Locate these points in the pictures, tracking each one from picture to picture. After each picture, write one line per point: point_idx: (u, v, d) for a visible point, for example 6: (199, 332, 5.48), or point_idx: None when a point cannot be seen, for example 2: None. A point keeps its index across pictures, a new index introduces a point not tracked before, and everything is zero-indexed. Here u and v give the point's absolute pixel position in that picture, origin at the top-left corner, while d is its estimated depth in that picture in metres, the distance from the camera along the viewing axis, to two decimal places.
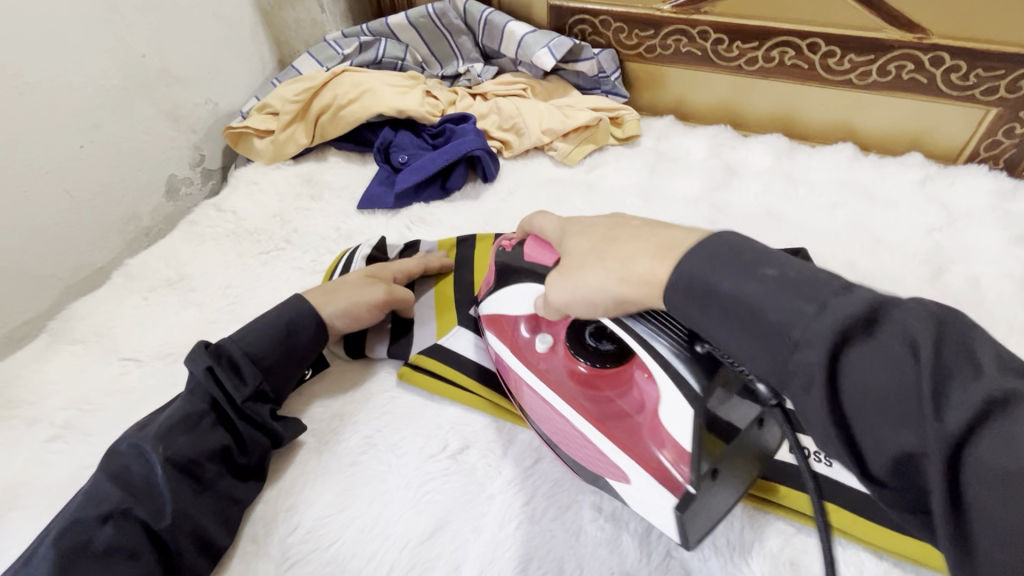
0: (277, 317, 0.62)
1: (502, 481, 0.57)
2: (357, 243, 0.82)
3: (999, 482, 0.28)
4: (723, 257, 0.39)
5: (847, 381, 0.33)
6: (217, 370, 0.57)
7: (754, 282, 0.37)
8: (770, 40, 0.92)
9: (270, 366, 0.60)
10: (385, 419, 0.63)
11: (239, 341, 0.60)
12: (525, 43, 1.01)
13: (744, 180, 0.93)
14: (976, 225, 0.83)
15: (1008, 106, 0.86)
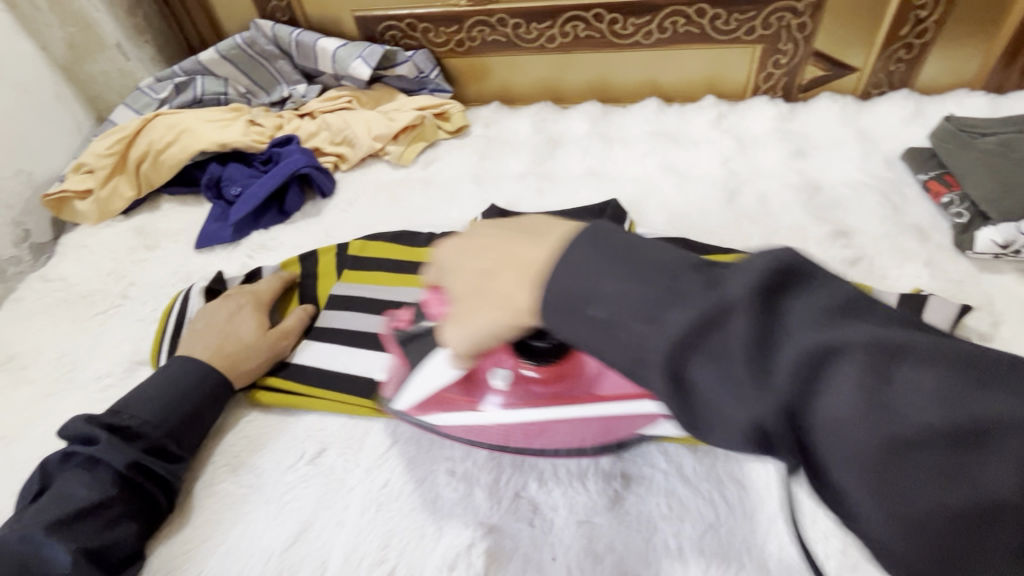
0: (185, 385, 0.62)
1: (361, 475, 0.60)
2: (192, 282, 0.81)
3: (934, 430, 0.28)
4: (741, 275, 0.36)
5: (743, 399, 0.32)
6: (142, 461, 0.56)
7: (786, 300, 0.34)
8: (561, 17, 1.00)
9: (181, 436, 0.60)
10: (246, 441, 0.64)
11: (141, 414, 0.58)
12: (339, 57, 1.03)
13: (567, 147, 1.00)
14: (762, 148, 0.94)
15: (768, 41, 0.99)
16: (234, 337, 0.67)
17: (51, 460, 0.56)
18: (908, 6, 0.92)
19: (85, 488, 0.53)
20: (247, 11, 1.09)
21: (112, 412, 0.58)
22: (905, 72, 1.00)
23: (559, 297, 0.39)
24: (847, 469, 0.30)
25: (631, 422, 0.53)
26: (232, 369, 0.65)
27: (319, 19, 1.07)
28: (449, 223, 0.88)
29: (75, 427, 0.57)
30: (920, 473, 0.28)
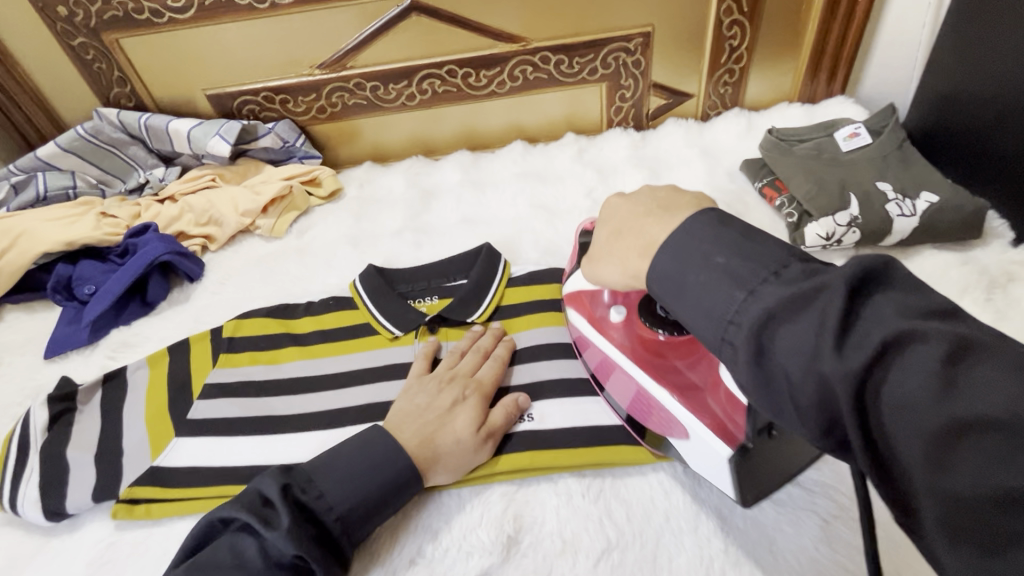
0: (397, 461, 0.56)
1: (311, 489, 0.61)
2: (30, 405, 0.74)
3: (866, 348, 0.32)
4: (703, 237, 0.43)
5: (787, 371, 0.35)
6: (310, 561, 0.49)
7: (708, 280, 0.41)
8: (416, 75, 1.03)
9: (353, 527, 0.53)
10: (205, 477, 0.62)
11: (328, 495, 0.53)
12: (194, 137, 1.00)
13: (441, 198, 1.02)
14: (620, 175, 1.01)
15: (610, 78, 1.07)
16: (449, 432, 0.59)
17: (223, 514, 0.51)
18: (722, 37, 1.04)
19: (259, 562, 0.49)
20: (88, 100, 1.04)
21: (306, 481, 0.53)
22: (733, 93, 1.12)
23: (664, 269, 0.44)
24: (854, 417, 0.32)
25: (590, 344, 0.63)
26: (430, 469, 0.57)
27: (168, 100, 1.04)
28: (328, 289, 0.87)
29: (268, 487, 0.51)
30: (913, 375, 0.31)
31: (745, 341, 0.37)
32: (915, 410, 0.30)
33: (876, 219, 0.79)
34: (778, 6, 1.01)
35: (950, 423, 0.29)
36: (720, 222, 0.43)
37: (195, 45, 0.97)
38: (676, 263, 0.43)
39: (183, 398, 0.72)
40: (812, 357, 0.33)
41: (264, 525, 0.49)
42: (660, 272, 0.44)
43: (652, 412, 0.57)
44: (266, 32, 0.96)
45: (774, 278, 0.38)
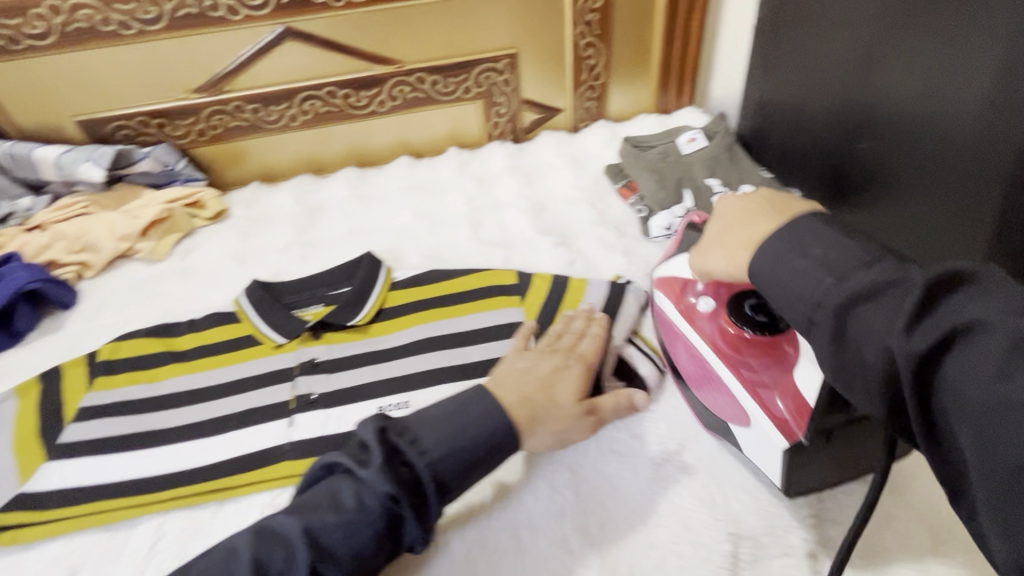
0: (476, 423, 0.54)
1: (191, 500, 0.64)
2: None
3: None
4: (800, 238, 0.46)
5: (951, 376, 0.35)
6: (402, 499, 0.49)
7: (809, 264, 0.44)
8: (296, 97, 1.07)
9: (456, 474, 0.52)
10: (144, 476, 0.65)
11: (422, 440, 0.52)
12: (62, 163, 0.99)
13: (329, 213, 1.06)
14: (499, 184, 1.10)
15: (485, 96, 1.16)
16: (552, 403, 0.60)
17: (329, 459, 0.53)
18: (580, 58, 1.16)
19: (354, 500, 0.50)
20: None
21: (400, 428, 0.53)
22: (598, 107, 1.25)
23: (766, 263, 0.47)
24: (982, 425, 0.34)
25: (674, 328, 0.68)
26: (532, 428, 0.58)
27: (33, 128, 1.02)
28: (212, 306, 0.88)
29: (367, 430, 0.52)
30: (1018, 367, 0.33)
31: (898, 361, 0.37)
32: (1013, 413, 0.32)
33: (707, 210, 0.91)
34: (625, 29, 1.15)
35: None
36: (817, 229, 0.46)
37: (58, 72, 0.96)
38: (777, 256, 0.46)
39: (53, 424, 0.71)
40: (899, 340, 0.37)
41: (359, 465, 0.51)
42: (761, 272, 0.47)
43: (712, 390, 0.63)
44: (136, 57, 0.97)
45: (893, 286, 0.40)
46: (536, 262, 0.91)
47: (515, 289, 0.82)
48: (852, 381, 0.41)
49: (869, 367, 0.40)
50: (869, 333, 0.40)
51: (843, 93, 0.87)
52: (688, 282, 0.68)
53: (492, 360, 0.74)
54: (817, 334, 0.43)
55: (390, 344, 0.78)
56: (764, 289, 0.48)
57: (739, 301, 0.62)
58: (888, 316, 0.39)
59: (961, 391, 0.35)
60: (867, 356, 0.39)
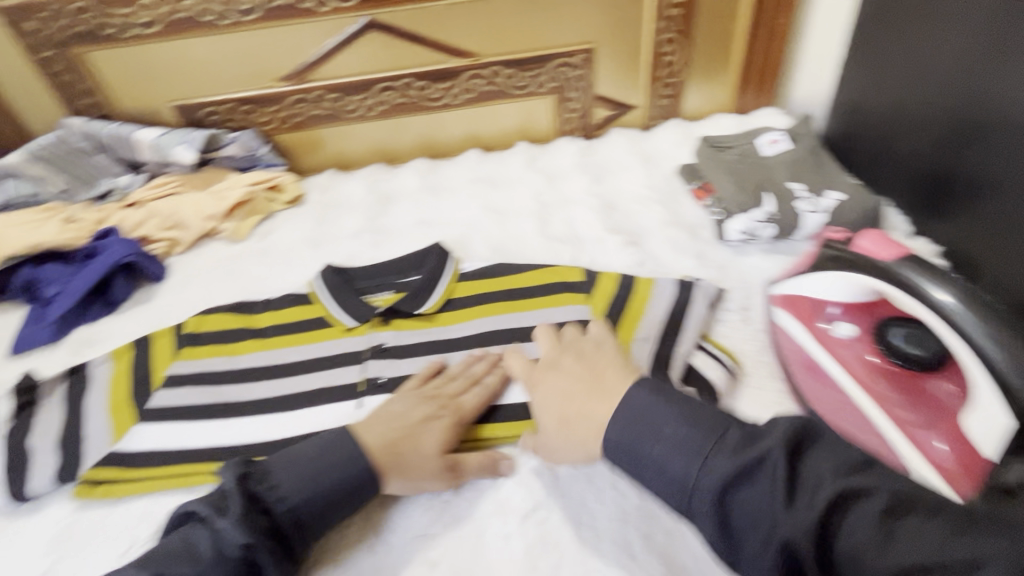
0: (343, 474, 0.57)
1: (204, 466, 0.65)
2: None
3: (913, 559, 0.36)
4: (647, 422, 0.51)
5: (756, 544, 0.42)
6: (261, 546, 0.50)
7: (663, 448, 0.49)
8: (374, 88, 1.10)
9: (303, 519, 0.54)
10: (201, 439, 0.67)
11: (281, 488, 0.54)
12: (160, 144, 1.05)
13: (399, 202, 1.08)
14: (567, 180, 1.08)
15: (558, 90, 1.15)
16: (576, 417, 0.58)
17: (188, 504, 0.53)
18: (658, 54, 1.13)
19: (208, 547, 0.50)
20: (56, 111, 1.07)
21: (261, 481, 0.54)
22: (673, 105, 1.21)
23: (622, 431, 0.52)
24: None
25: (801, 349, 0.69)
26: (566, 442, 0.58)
27: (135, 111, 1.08)
28: (288, 287, 0.92)
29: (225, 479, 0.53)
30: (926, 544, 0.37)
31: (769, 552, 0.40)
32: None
33: (788, 216, 0.86)
34: (708, 24, 1.11)
35: None
36: (654, 391, 0.54)
37: (162, 59, 1.02)
38: (641, 408, 0.53)
39: (143, 388, 0.76)
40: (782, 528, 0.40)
41: (218, 513, 0.51)
42: (620, 425, 0.52)
43: (851, 418, 0.63)
44: (230, 46, 1.02)
45: (756, 466, 0.44)
46: (605, 260, 0.89)
47: (584, 286, 0.81)
48: (748, 569, 0.43)
49: (763, 558, 0.41)
50: (752, 522, 0.42)
51: (947, 106, 0.81)
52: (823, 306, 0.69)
53: None
54: (698, 516, 0.46)
55: (457, 334, 0.79)
56: (616, 459, 0.53)
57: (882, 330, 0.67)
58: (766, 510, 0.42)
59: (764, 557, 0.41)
60: (753, 538, 0.42)
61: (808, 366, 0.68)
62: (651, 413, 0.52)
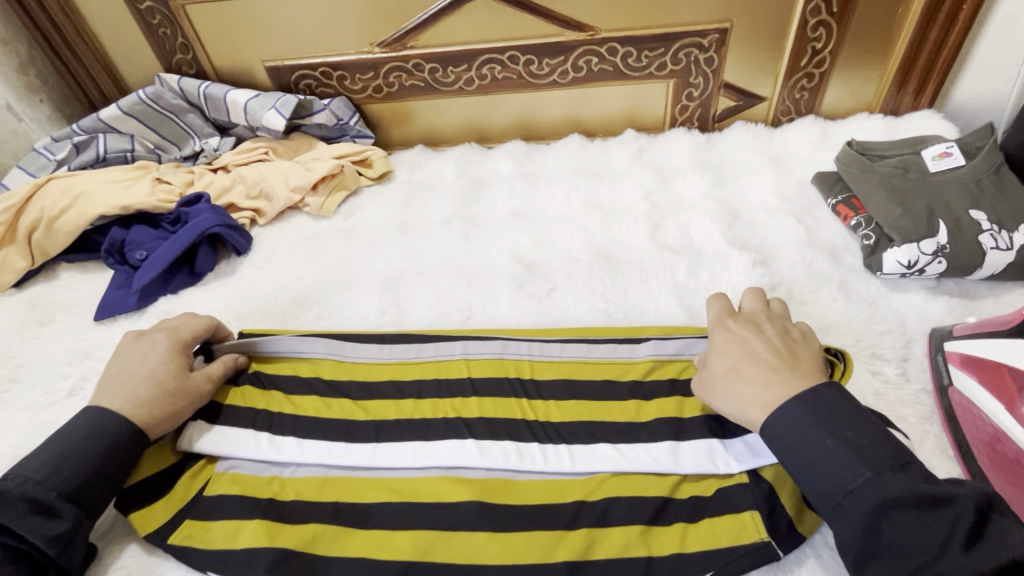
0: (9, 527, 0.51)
1: (172, 372, 0.61)
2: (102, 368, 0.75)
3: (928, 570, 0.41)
4: (814, 420, 0.49)
5: (834, 482, 0.46)
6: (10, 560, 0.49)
7: (834, 444, 0.47)
8: (475, 60, 1.00)
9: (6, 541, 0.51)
10: (149, 342, 0.64)
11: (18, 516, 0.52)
12: (250, 108, 1.00)
13: (492, 188, 0.99)
14: (682, 179, 0.96)
15: (679, 75, 1.01)
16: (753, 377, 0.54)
17: None
18: (805, 39, 0.97)
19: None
20: (152, 65, 1.04)
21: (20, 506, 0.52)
22: (810, 99, 1.05)
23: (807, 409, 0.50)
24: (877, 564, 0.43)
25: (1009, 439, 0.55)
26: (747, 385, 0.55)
27: (229, 69, 1.03)
28: (371, 274, 0.86)
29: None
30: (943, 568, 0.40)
31: (859, 504, 0.44)
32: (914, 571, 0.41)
33: (966, 250, 0.72)
34: (872, 6, 0.93)
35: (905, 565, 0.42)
36: (814, 408, 0.49)
37: (258, 17, 0.96)
38: (796, 424, 0.49)
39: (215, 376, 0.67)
40: (861, 487, 0.45)
41: None
42: (774, 431, 0.50)
43: None
44: (330, 7, 0.94)
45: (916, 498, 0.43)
46: (727, 282, 0.77)
47: None
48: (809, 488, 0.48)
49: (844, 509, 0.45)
50: (902, 555, 0.42)
51: None
52: None
53: (672, 383, 0.64)
54: (841, 519, 0.45)
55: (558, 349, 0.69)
56: (772, 443, 0.50)
57: None
58: (926, 540, 0.42)
59: (855, 511, 0.45)
60: (843, 499, 0.45)
61: (995, 444, 0.55)
62: (838, 416, 0.48)
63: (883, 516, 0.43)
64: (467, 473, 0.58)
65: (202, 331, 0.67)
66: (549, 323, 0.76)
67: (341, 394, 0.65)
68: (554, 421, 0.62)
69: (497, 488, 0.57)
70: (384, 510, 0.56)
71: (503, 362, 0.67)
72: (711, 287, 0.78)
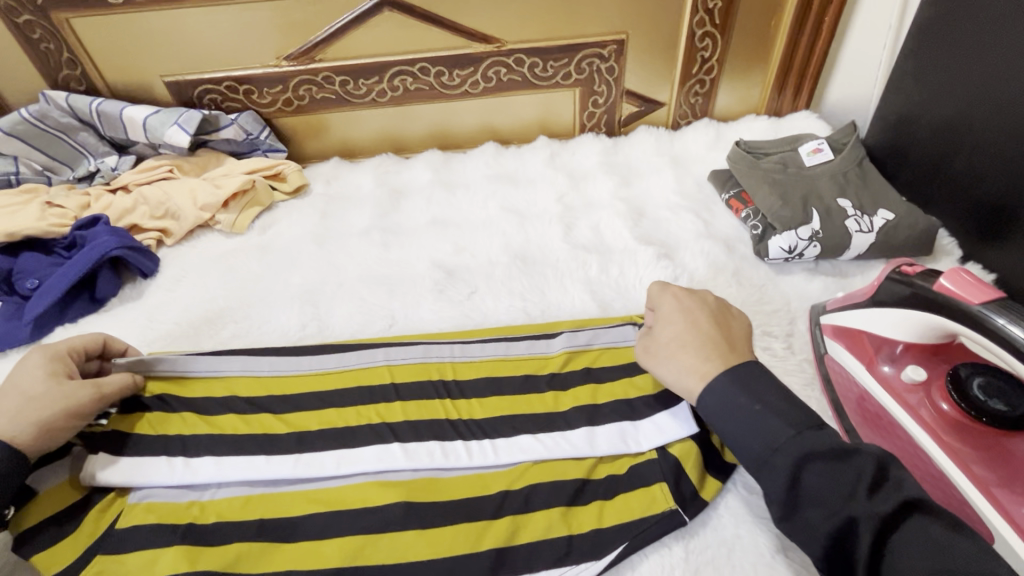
0: None
1: (41, 379, 0.58)
2: None
3: (845, 513, 0.44)
4: (738, 388, 0.52)
5: (760, 441, 0.49)
6: None
7: (760, 408, 0.50)
8: (386, 72, 1.01)
9: None
10: (27, 356, 0.61)
11: None
12: (150, 125, 0.96)
13: (411, 198, 1.00)
14: (592, 181, 1.01)
15: (584, 84, 1.07)
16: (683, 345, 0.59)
17: None
18: (693, 48, 1.05)
19: None
20: (36, 82, 0.97)
21: None
22: (703, 103, 1.14)
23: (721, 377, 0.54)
24: (805, 512, 0.46)
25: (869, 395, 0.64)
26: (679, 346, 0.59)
27: (124, 85, 0.99)
28: (289, 289, 0.84)
29: None
30: (847, 503, 0.44)
31: (782, 463, 0.47)
32: (834, 515, 0.44)
33: (836, 234, 0.82)
34: (748, 19, 1.03)
35: (825, 508, 0.44)
36: (737, 380, 0.52)
37: (152, 31, 0.92)
38: (724, 391, 0.52)
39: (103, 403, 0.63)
40: (783, 444, 0.47)
41: None
42: (708, 408, 0.53)
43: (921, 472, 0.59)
44: (231, 20, 0.92)
45: (829, 448, 0.46)
46: (635, 276, 0.83)
47: None
48: (740, 453, 0.51)
49: (770, 464, 0.48)
50: (821, 501, 0.45)
51: (1005, 145, 0.77)
52: (887, 345, 0.64)
53: (587, 371, 0.68)
54: (768, 474, 0.48)
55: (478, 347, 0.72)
56: (708, 416, 0.53)
57: (963, 381, 0.60)
58: (839, 487, 0.44)
59: (779, 463, 0.47)
60: (767, 455, 0.48)
61: (861, 402, 0.64)
62: (764, 380, 0.52)
63: (800, 468, 0.46)
64: (394, 476, 0.59)
65: (89, 345, 0.65)
66: (471, 325, 0.79)
67: (261, 410, 0.64)
68: (477, 418, 0.64)
69: (424, 488, 0.58)
70: (312, 521, 0.56)
71: (425, 366, 0.69)
72: (620, 281, 0.83)
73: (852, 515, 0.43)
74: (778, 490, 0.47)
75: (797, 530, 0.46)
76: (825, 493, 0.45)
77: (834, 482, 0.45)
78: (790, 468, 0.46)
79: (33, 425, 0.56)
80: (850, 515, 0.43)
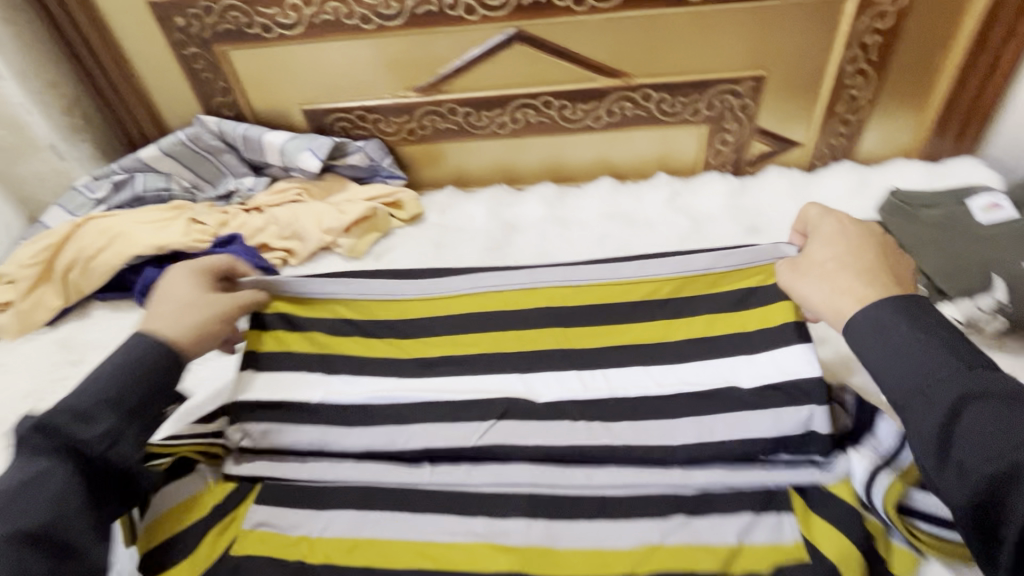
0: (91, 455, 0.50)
1: (193, 289, 0.61)
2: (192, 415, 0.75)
3: (1011, 448, 0.35)
4: (901, 314, 0.44)
5: (921, 392, 0.40)
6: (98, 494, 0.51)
7: (925, 343, 0.42)
8: (510, 105, 1.00)
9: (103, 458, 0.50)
10: (168, 272, 0.63)
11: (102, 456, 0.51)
12: (286, 150, 1.01)
13: (524, 233, 0.98)
14: (717, 225, 0.94)
15: (713, 121, 1.01)
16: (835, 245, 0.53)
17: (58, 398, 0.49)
18: (842, 86, 0.96)
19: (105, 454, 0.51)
20: (192, 107, 1.06)
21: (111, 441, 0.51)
22: (846, 144, 1.04)
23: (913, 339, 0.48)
24: (952, 438, 0.38)
25: None
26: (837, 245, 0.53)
27: (266, 112, 1.05)
28: None
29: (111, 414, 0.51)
30: (1014, 439, 0.35)
31: (943, 403, 0.39)
32: (999, 447, 0.36)
33: None
34: (911, 55, 0.93)
35: (982, 442, 0.36)
36: (904, 311, 0.44)
37: (297, 62, 0.98)
38: (881, 322, 0.44)
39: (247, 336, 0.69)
40: (950, 378, 0.39)
41: None
42: (855, 332, 0.45)
43: None
44: (368, 53, 0.96)
45: (1007, 389, 0.38)
46: None
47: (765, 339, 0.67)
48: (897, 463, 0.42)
49: (937, 446, 0.39)
50: (980, 438, 0.36)
51: None
52: None
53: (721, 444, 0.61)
54: (935, 481, 0.39)
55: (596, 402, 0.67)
56: (850, 339, 0.46)
57: None
58: (1007, 427, 0.36)
59: (938, 398, 0.39)
60: (936, 435, 0.39)
61: None
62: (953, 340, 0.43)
63: (965, 410, 0.38)
64: (508, 540, 0.57)
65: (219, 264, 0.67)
66: None
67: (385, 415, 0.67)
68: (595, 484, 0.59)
69: (535, 559, 0.55)
70: None
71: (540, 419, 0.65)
72: None
73: (1017, 454, 0.35)
74: (953, 504, 0.37)
75: (955, 497, 0.37)
76: (986, 425, 0.36)
77: (1003, 412, 0.36)
78: (954, 411, 0.38)
79: (192, 329, 0.57)
80: (1019, 450, 0.35)
